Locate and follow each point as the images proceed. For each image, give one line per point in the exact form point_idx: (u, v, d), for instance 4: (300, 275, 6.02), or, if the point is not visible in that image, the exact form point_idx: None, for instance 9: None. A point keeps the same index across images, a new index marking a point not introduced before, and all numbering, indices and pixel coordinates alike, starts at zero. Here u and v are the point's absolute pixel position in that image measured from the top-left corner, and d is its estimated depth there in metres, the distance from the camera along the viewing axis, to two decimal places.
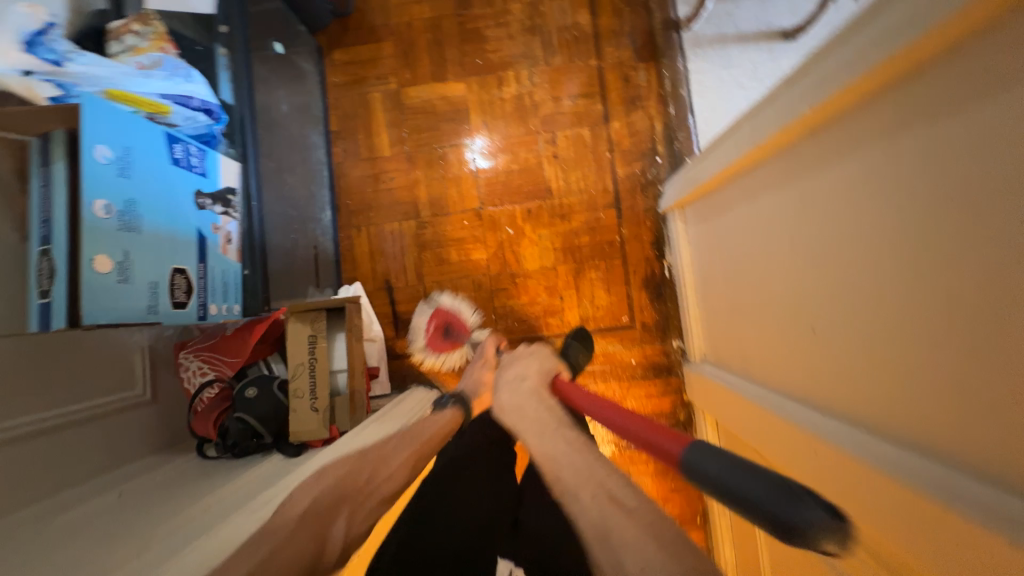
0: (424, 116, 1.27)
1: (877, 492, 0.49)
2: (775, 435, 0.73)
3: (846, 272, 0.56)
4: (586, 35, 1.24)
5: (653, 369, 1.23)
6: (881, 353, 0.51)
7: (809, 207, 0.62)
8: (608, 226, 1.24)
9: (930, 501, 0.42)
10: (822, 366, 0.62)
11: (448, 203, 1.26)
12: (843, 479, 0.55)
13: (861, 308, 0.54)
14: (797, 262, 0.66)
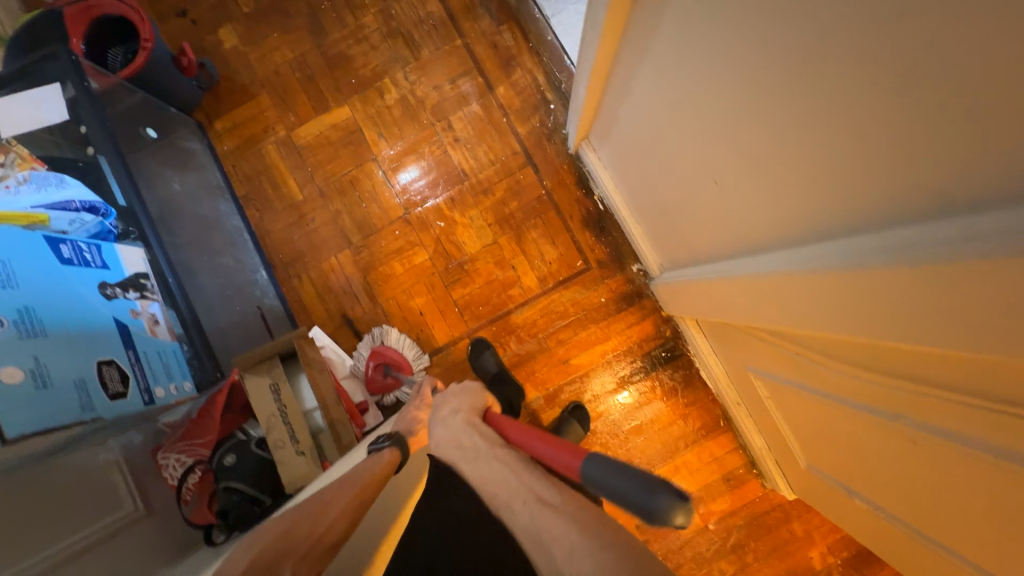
0: (321, 149, 1.28)
1: (851, 288, 0.48)
2: (744, 296, 0.72)
3: (734, 96, 0.55)
4: (443, 19, 1.27)
5: (623, 300, 1.24)
6: (802, 151, 0.50)
7: (680, 53, 0.61)
8: (531, 185, 1.25)
9: (899, 265, 0.40)
10: (756, 202, 0.62)
11: (374, 220, 1.26)
12: (815, 297, 0.54)
13: (763, 120, 0.53)
14: (692, 119, 0.66)
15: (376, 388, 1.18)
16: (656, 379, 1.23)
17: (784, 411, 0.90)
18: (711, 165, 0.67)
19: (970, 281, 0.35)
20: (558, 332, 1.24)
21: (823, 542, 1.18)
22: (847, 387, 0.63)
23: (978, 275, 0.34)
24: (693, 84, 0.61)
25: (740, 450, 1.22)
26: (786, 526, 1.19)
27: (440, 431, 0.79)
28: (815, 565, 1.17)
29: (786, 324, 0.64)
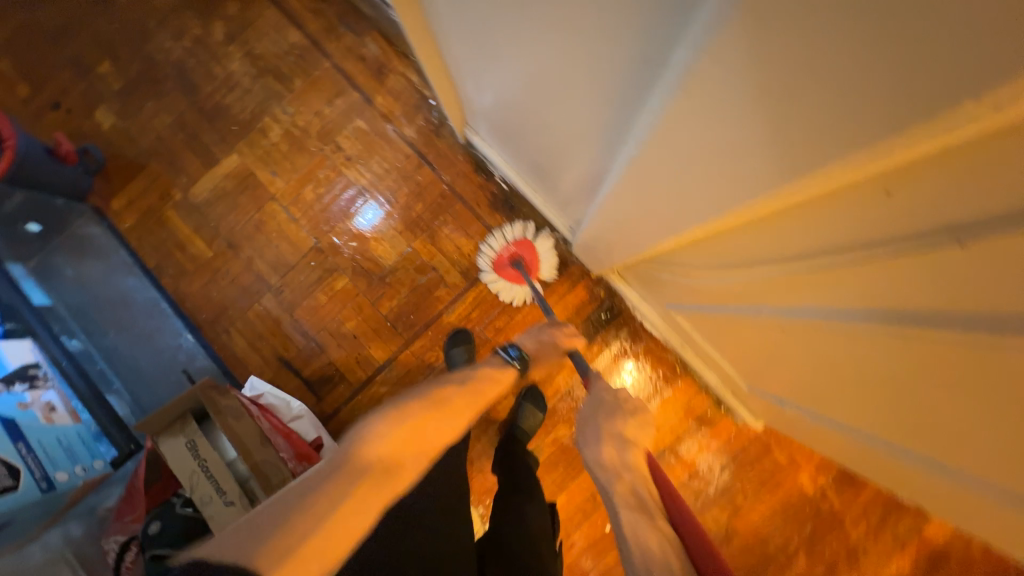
0: (221, 201, 1.27)
1: (701, 167, 0.44)
2: (627, 224, 0.70)
3: (526, 22, 0.52)
4: (306, 46, 1.27)
5: (549, 272, 1.22)
6: (587, 61, 0.47)
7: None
8: (432, 184, 1.24)
9: (731, 119, 0.36)
10: (591, 128, 0.60)
11: (289, 257, 1.25)
12: (677, 194, 0.51)
13: (553, 39, 0.50)
14: (517, 60, 0.63)
15: (504, 277, 1.20)
16: (603, 342, 1.20)
17: (711, 336, 0.88)
18: (547, 108, 0.69)
19: (798, 102, 0.31)
20: (494, 320, 1.22)
21: (809, 464, 1.14)
22: (726, 291, 0.65)
23: (803, 90, 0.30)
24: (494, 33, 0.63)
25: (704, 392, 1.18)
26: (769, 458, 1.15)
27: (605, 450, 0.68)
28: (808, 489, 1.14)
29: (655, 242, 0.65)
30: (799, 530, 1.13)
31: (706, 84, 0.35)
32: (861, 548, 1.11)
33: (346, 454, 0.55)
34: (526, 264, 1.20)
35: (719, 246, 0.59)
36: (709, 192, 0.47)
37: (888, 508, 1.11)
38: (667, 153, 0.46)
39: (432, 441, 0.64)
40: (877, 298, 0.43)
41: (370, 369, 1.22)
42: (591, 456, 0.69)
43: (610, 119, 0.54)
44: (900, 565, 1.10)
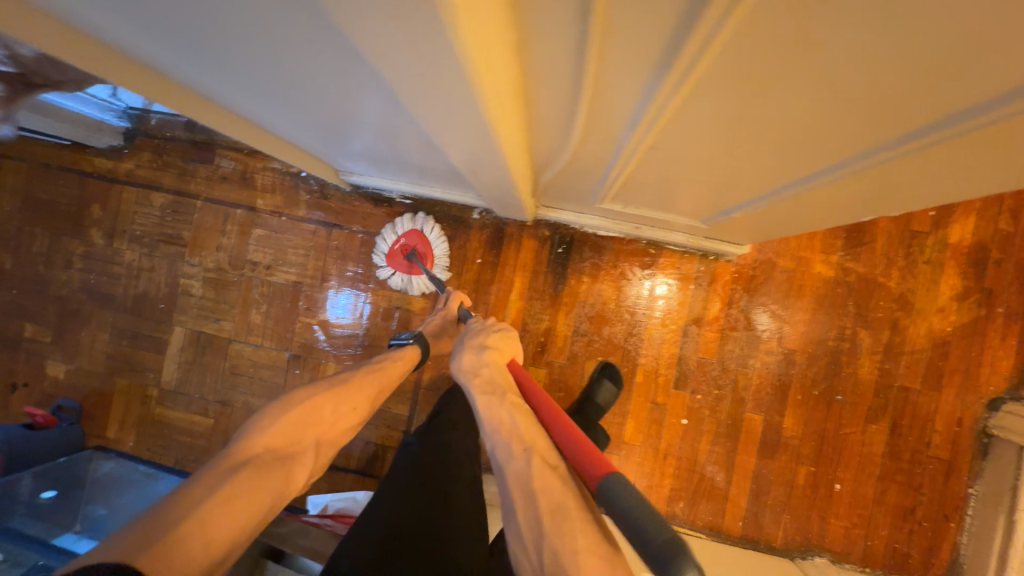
0: (191, 372, 1.30)
1: (446, 106, 0.43)
2: (480, 167, 0.69)
3: (260, 69, 0.54)
4: (174, 200, 1.30)
5: (492, 245, 1.22)
6: (319, 66, 0.48)
7: (218, 74, 0.60)
8: (349, 240, 1.26)
9: (412, 65, 0.36)
10: (385, 116, 0.60)
11: (275, 379, 1.27)
12: (464, 133, 0.50)
13: (287, 68, 0.51)
14: (296, 101, 0.65)
15: (398, 267, 1.20)
16: (575, 272, 1.20)
17: (635, 201, 0.87)
18: (341, 115, 0.69)
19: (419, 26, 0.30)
20: (475, 315, 1.23)
21: (816, 252, 1.13)
22: (584, 158, 0.63)
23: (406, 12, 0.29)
24: (260, 92, 0.64)
25: (687, 254, 1.17)
26: (779, 270, 1.14)
27: (467, 357, 0.74)
28: (828, 274, 1.12)
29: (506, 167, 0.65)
30: (845, 313, 1.11)
31: (364, 46, 0.35)
32: (909, 290, 1.09)
33: (228, 452, 0.64)
34: (422, 255, 1.20)
35: (538, 131, 0.58)
36: (457, 113, 0.44)
37: (908, 241, 1.10)
38: (412, 101, 0.44)
39: (327, 422, 0.74)
40: (638, 79, 0.40)
41: (403, 427, 1.23)
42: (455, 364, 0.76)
43: (370, 99, 0.54)
44: (951, 282, 1.08)
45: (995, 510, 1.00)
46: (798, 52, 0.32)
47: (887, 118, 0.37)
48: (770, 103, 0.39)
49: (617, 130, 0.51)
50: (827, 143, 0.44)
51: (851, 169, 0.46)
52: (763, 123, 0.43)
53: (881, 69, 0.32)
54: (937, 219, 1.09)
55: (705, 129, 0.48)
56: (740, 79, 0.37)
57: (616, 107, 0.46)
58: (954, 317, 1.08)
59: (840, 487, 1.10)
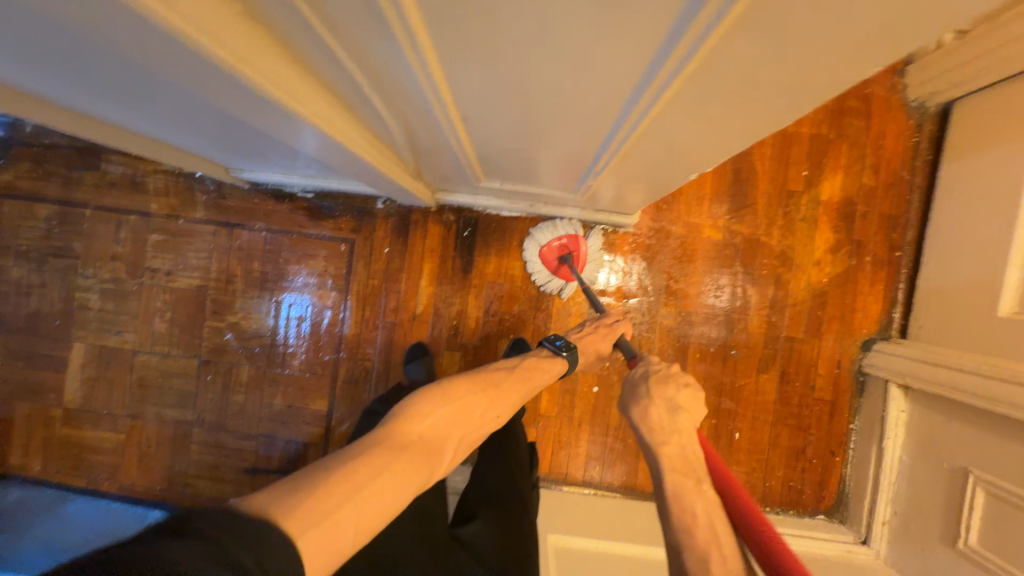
0: (96, 388, 1.25)
1: (215, 94, 0.43)
2: (325, 152, 0.70)
3: (48, 63, 0.52)
4: (59, 211, 1.24)
5: (399, 234, 1.23)
6: (94, 61, 0.47)
7: (18, 68, 0.58)
8: (252, 239, 1.24)
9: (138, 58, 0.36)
10: (205, 105, 0.60)
11: (187, 387, 1.24)
12: (263, 118, 0.51)
13: (71, 62, 0.50)
14: (117, 95, 0.63)
15: (542, 258, 1.16)
16: (481, 254, 1.22)
17: (508, 178, 0.89)
18: (173, 110, 0.67)
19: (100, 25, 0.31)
20: (388, 304, 1.23)
21: (704, 218, 1.19)
22: (419, 137, 0.65)
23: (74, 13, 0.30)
24: (75, 85, 0.62)
25: (586, 228, 1.21)
26: (672, 237, 1.19)
27: (653, 411, 0.66)
28: (717, 237, 1.19)
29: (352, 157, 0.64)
30: (735, 274, 1.18)
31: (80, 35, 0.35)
32: (789, 247, 1.17)
33: (392, 426, 0.58)
34: (577, 261, 1.17)
35: (360, 112, 0.58)
36: (231, 99, 0.45)
37: (785, 201, 1.18)
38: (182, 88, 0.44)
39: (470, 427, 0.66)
40: (387, 57, 0.41)
41: (324, 422, 1.23)
42: (632, 416, 0.67)
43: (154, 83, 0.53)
44: (825, 236, 1.17)
45: (869, 440, 1.11)
46: (489, 12, 0.34)
47: (616, 68, 0.39)
48: (518, 66, 0.41)
49: (419, 107, 0.52)
50: (599, 99, 0.46)
51: (637, 121, 0.49)
52: (531, 88, 0.45)
53: (568, 23, 0.34)
54: (810, 179, 1.17)
55: (493, 99, 0.49)
56: (472, 44, 0.39)
57: (397, 84, 0.47)
58: (829, 268, 1.17)
59: (740, 435, 1.18)
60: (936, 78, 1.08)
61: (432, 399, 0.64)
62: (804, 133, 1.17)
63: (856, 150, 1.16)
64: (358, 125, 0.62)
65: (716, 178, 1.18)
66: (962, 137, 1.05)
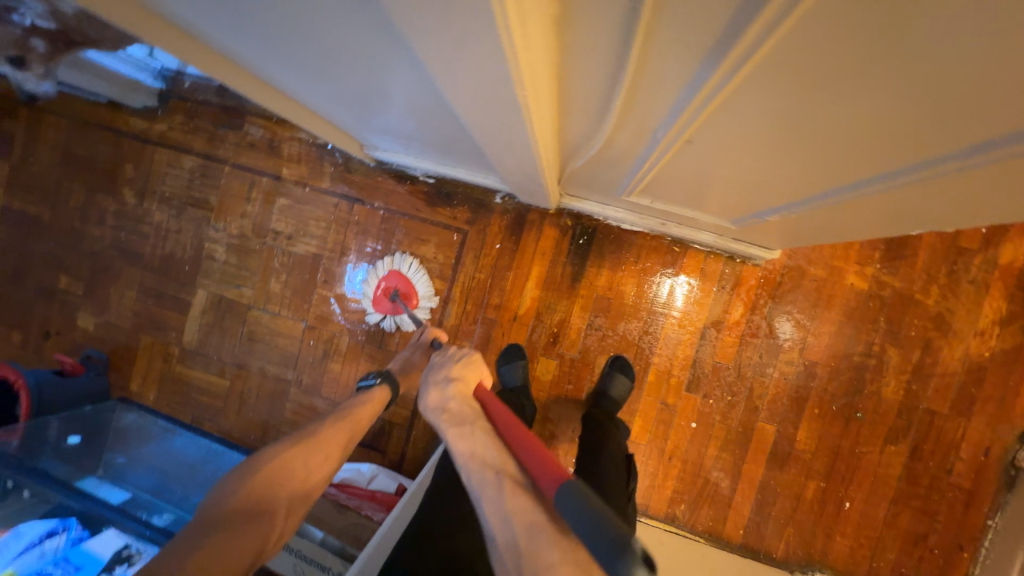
0: (210, 334, 1.34)
1: (480, 72, 0.42)
2: (506, 148, 0.68)
3: (295, 25, 0.53)
4: (202, 164, 1.32)
5: (513, 232, 1.21)
6: (353, 21, 0.47)
7: (253, 34, 0.60)
8: (369, 216, 1.26)
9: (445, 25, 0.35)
10: (417, 80, 0.59)
11: (290, 348, 1.30)
12: (494, 103, 0.49)
13: (322, 25, 0.51)
14: (327, 63, 0.64)
15: (383, 308, 1.24)
16: (594, 264, 1.17)
17: (664, 197, 0.84)
18: (370, 83, 0.68)
19: None
20: (490, 301, 1.22)
21: (851, 262, 1.07)
22: (616, 147, 0.61)
23: None
24: (293, 54, 0.64)
25: (712, 254, 1.13)
26: (809, 278, 1.09)
27: (434, 395, 0.72)
28: (861, 286, 1.07)
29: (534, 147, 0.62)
30: (876, 329, 1.06)
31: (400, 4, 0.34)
32: (947, 310, 1.04)
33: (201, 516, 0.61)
34: (405, 294, 1.22)
35: (574, 112, 0.55)
36: (486, 79, 0.43)
37: (952, 258, 1.04)
38: (443, 67, 0.43)
39: (299, 475, 0.67)
40: (685, 64, 0.38)
41: (411, 404, 1.25)
42: (422, 400, 0.72)
43: (389, 47, 0.51)
44: (997, 305, 1.02)
45: (1014, 544, 0.97)
46: (874, 49, 0.29)
47: (963, 130, 0.34)
48: (832, 103, 0.36)
49: (658, 116, 0.49)
50: (891, 150, 0.40)
51: (918, 180, 0.43)
52: (820, 123, 0.40)
53: (965, 79, 0.29)
54: (988, 237, 1.02)
55: (753, 126, 0.45)
56: (801, 73, 0.34)
57: (658, 92, 0.44)
58: (994, 342, 1.02)
59: (850, 506, 1.07)
60: None
61: (251, 464, 0.68)
62: None
63: None
64: (556, 121, 0.60)
65: None
66: None
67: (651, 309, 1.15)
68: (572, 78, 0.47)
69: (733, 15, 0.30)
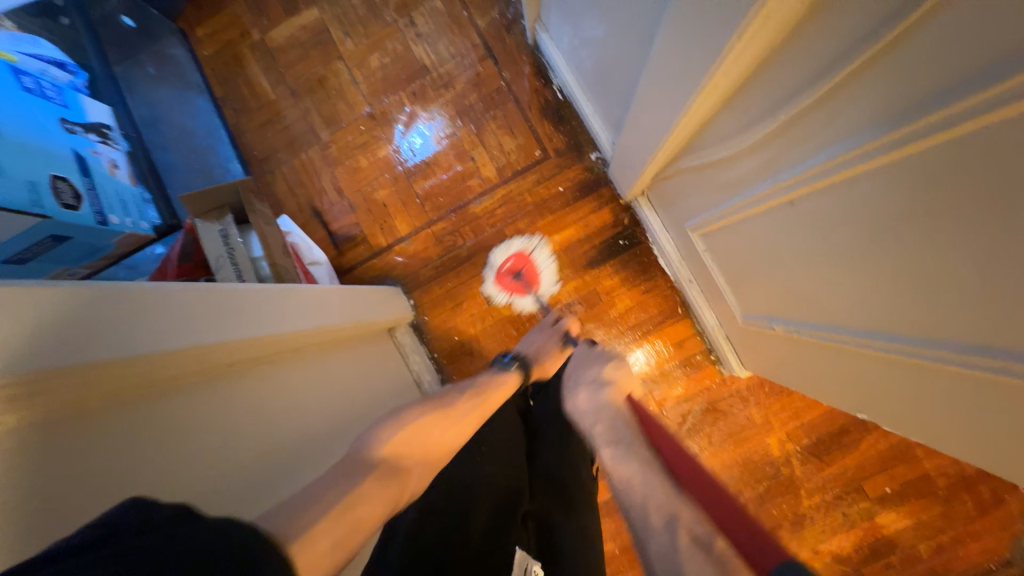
0: (292, 49, 1.33)
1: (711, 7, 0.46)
2: (655, 104, 0.72)
3: None
4: None
5: (581, 189, 1.24)
6: None
7: None
8: (490, 76, 1.27)
9: None
10: None
11: (342, 116, 1.31)
12: (691, 45, 0.53)
13: None
14: None
15: (502, 288, 1.25)
16: (614, 266, 1.22)
17: (718, 257, 0.89)
18: None
19: None
20: (518, 222, 1.26)
21: (783, 429, 1.16)
22: (734, 172, 0.65)
23: None
24: None
25: (698, 336, 1.20)
26: (744, 413, 1.18)
27: (581, 395, 0.72)
28: (773, 451, 1.17)
29: (682, 112, 0.63)
30: (753, 486, 1.17)
31: None
32: (809, 517, 1.15)
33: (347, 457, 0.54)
34: (523, 275, 1.25)
35: (734, 108, 0.58)
36: (707, 14, 0.47)
37: (849, 488, 1.14)
38: None
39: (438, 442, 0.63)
40: (862, 121, 0.41)
41: (392, 240, 1.29)
42: (574, 399, 0.73)
43: None
44: (842, 542, 1.14)
45: None
46: (1003, 201, 0.32)
47: (994, 327, 0.39)
48: (922, 237, 0.41)
49: (801, 154, 0.51)
50: (908, 319, 0.48)
51: (920, 353, 0.47)
52: (888, 255, 0.46)
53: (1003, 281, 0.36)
54: (884, 496, 1.13)
55: (853, 218, 0.48)
56: (923, 193, 0.38)
57: (827, 128, 0.46)
58: (819, 564, 1.14)
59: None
60: None
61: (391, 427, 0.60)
62: (924, 466, 1.12)
63: (941, 521, 1.11)
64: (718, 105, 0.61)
65: (823, 417, 1.15)
66: None
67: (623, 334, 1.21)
68: (755, 79, 0.52)
69: (937, 90, 0.33)
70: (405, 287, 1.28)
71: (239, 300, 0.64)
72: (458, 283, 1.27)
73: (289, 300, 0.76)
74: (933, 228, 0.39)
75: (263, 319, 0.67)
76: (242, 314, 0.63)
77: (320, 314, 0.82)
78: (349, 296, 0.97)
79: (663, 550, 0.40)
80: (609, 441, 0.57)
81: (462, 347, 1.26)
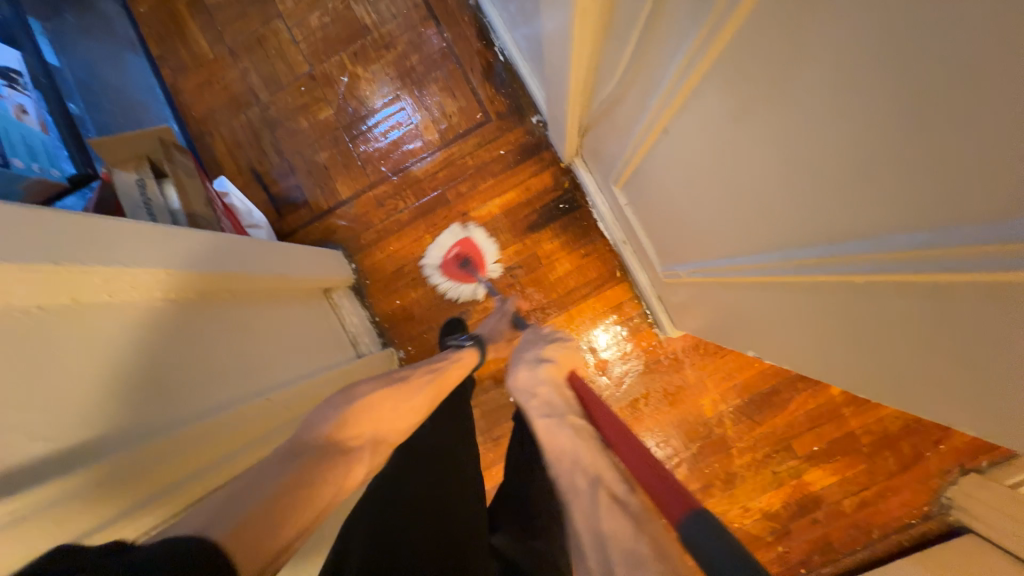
0: (230, 7, 1.30)
1: None
2: (554, 42, 0.70)
3: None
4: None
5: (522, 153, 1.24)
6: None
7: None
8: (431, 37, 1.26)
9: None
10: None
11: (282, 77, 1.29)
12: None
13: None
14: None
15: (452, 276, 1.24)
16: (554, 230, 1.23)
17: (636, 209, 0.90)
18: None
19: None
20: (459, 185, 1.25)
21: (716, 390, 1.18)
22: (626, 107, 0.64)
23: None
24: None
25: (636, 299, 1.21)
26: (679, 374, 1.20)
27: (524, 375, 0.76)
28: (706, 412, 1.19)
29: (569, 39, 0.61)
30: (687, 446, 1.19)
31: None
32: (739, 476, 1.17)
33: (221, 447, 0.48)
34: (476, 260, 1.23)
35: (611, 34, 0.57)
36: None
37: (778, 446, 1.17)
38: None
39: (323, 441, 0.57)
40: (684, 24, 0.41)
41: (334, 203, 1.28)
42: (514, 379, 0.78)
43: None
44: (771, 500, 1.17)
45: None
46: (794, 74, 0.32)
47: (815, 225, 0.39)
48: (752, 140, 0.41)
49: (662, 69, 0.49)
50: (761, 236, 0.48)
51: (773, 265, 0.48)
52: (734, 166, 0.46)
53: (810, 170, 0.36)
54: (812, 455, 1.16)
55: (707, 129, 0.47)
56: (742, 88, 0.38)
57: (667, 41, 0.45)
58: (748, 521, 1.17)
59: None
60: (982, 503, 1.04)
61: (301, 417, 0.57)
62: (851, 424, 1.15)
63: (865, 477, 1.14)
64: (601, 30, 0.59)
65: (754, 377, 1.17)
66: (942, 557, 1.03)
67: (563, 298, 1.22)
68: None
69: None
70: (346, 250, 1.28)
71: (122, 237, 0.60)
72: (399, 247, 1.26)
73: (193, 245, 0.73)
74: (755, 127, 0.39)
75: (154, 258, 0.63)
76: (122, 249, 0.59)
77: (232, 260, 0.80)
78: (276, 251, 0.96)
79: (590, 510, 0.47)
80: (548, 418, 0.65)
81: (404, 312, 1.25)
